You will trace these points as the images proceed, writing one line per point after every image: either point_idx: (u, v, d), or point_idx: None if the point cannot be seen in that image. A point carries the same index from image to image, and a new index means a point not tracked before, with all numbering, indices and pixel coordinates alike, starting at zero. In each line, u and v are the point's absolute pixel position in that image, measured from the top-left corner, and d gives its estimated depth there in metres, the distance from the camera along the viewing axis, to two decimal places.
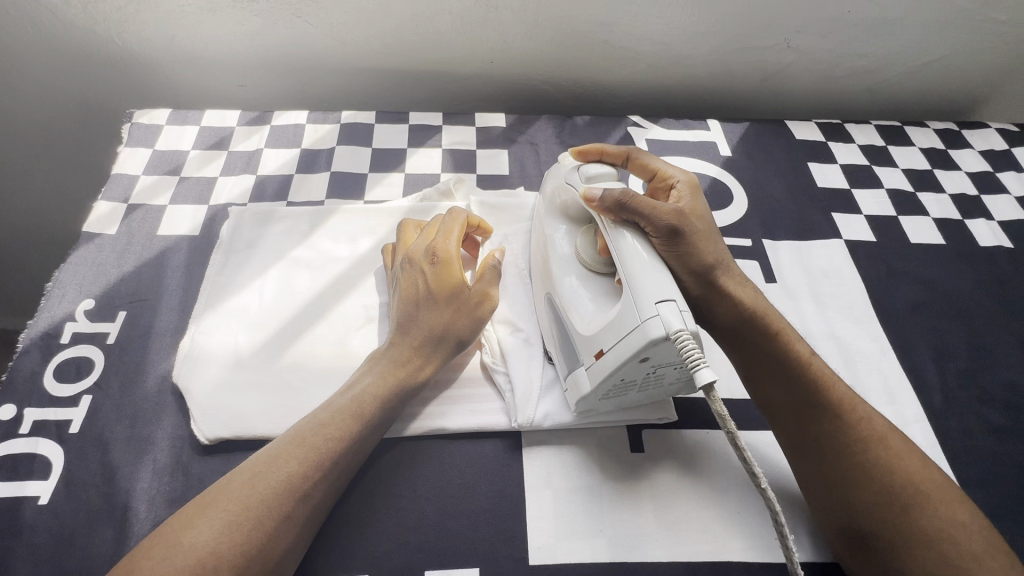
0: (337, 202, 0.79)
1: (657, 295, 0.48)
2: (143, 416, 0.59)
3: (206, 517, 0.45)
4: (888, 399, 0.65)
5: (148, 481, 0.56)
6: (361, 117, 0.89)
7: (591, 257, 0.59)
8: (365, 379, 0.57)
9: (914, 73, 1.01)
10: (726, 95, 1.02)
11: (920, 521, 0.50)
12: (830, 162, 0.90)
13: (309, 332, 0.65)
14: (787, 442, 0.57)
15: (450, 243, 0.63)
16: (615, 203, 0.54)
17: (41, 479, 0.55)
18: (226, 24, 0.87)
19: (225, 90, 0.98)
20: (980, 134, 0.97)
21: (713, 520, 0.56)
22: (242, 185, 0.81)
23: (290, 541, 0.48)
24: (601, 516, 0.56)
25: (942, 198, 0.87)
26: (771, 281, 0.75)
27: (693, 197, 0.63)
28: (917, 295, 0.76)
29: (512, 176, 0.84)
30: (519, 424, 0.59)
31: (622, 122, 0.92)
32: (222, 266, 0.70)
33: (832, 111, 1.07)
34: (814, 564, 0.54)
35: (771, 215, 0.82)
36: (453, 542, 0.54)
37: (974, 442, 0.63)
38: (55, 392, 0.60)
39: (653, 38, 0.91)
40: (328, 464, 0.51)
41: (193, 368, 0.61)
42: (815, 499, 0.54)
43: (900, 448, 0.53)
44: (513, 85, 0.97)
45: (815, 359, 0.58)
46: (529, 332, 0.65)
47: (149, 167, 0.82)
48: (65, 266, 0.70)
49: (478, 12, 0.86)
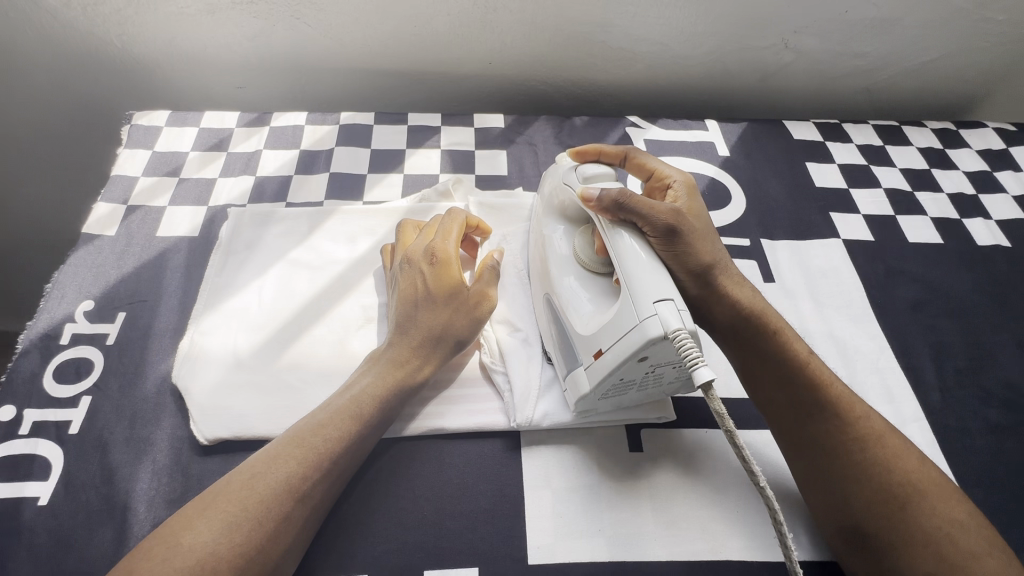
0: (337, 202, 0.79)
1: (656, 294, 0.48)
2: (142, 416, 0.60)
3: (206, 517, 0.45)
4: (886, 398, 0.66)
5: (148, 481, 0.56)
6: (361, 117, 0.89)
7: (589, 257, 0.59)
8: (364, 380, 0.57)
9: (912, 73, 1.01)
10: (724, 95, 1.02)
11: (919, 520, 0.50)
12: (828, 162, 0.90)
13: (308, 332, 0.66)
14: (786, 441, 0.57)
15: (449, 243, 0.63)
16: (612, 203, 0.54)
17: (40, 480, 0.55)
18: (224, 26, 0.87)
19: (224, 91, 0.98)
20: (977, 134, 0.97)
21: (712, 519, 0.56)
22: (241, 186, 0.81)
23: (290, 541, 0.48)
24: (600, 515, 0.56)
25: (941, 198, 0.87)
26: (770, 281, 0.75)
27: (689, 197, 0.63)
28: (915, 294, 0.76)
29: (511, 177, 0.85)
30: (518, 424, 0.59)
31: (620, 122, 0.92)
32: (221, 266, 0.71)
33: (829, 112, 1.07)
34: (812, 562, 0.54)
35: (770, 215, 0.83)
36: (453, 542, 0.54)
37: (972, 441, 0.63)
38: (54, 393, 0.61)
39: (651, 39, 0.91)
40: (327, 464, 0.51)
41: (193, 368, 0.62)
42: (814, 497, 0.54)
43: (898, 446, 0.53)
44: (512, 86, 0.98)
45: (813, 358, 0.58)
46: (527, 332, 0.65)
47: (149, 167, 0.82)
48: (65, 267, 0.70)
49: (476, 13, 0.86)
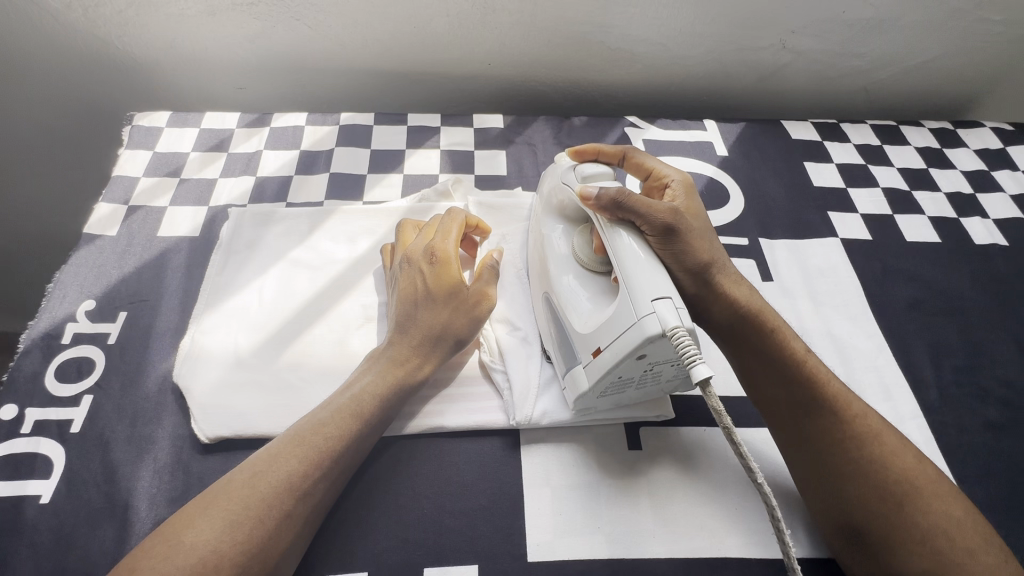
0: (337, 202, 0.80)
1: (654, 292, 0.49)
2: (143, 416, 0.60)
3: (207, 516, 0.46)
4: (884, 396, 0.66)
5: (148, 480, 0.56)
6: (360, 117, 0.89)
7: (588, 256, 0.59)
8: (364, 379, 0.57)
9: (909, 73, 1.01)
10: (723, 95, 1.03)
11: (915, 517, 0.50)
12: (826, 162, 0.91)
13: (308, 332, 0.66)
14: (784, 440, 0.57)
15: (448, 243, 0.63)
16: (611, 203, 0.55)
17: (42, 478, 0.55)
18: (225, 27, 0.87)
19: (225, 93, 0.98)
20: (975, 134, 0.97)
21: (710, 517, 0.56)
22: (242, 186, 0.81)
23: (290, 539, 0.48)
24: (599, 513, 0.56)
25: (938, 198, 0.87)
26: (768, 280, 0.75)
27: (687, 196, 0.64)
28: (913, 293, 0.76)
29: (510, 177, 0.85)
30: (517, 423, 0.59)
31: (619, 122, 0.92)
32: (221, 266, 0.71)
33: (827, 112, 1.08)
34: (811, 560, 0.55)
35: (768, 214, 0.83)
36: (452, 539, 0.54)
37: (970, 438, 0.63)
38: (56, 392, 0.61)
39: (650, 39, 0.92)
40: (328, 463, 0.51)
41: (193, 367, 0.62)
42: (812, 495, 0.55)
43: (895, 443, 0.54)
44: (511, 87, 0.98)
45: (810, 356, 0.58)
46: (527, 331, 0.66)
47: (149, 168, 0.82)
48: (66, 267, 0.71)
49: (475, 14, 0.86)
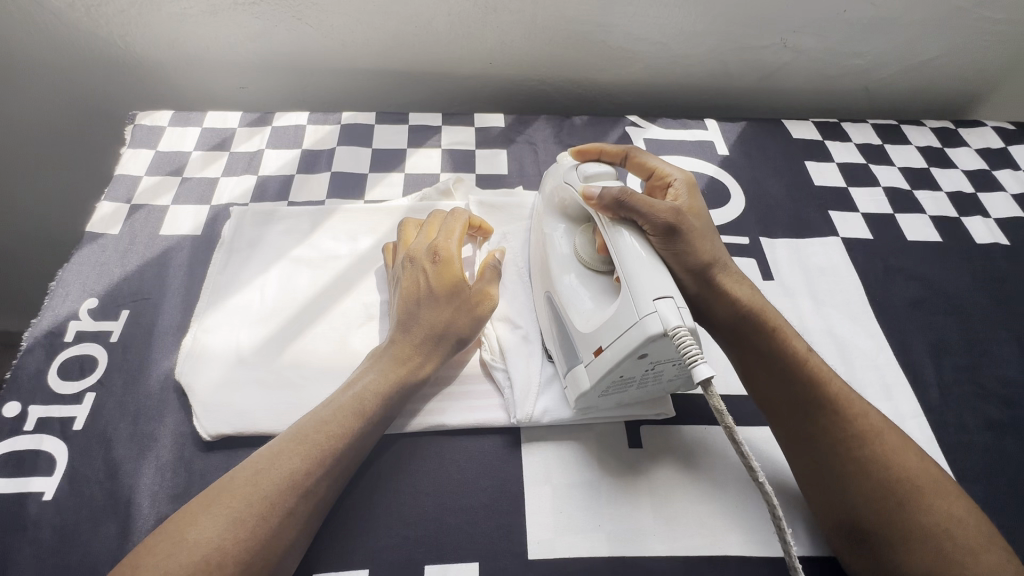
0: (338, 202, 0.80)
1: (655, 292, 0.49)
2: (146, 413, 0.60)
3: (210, 513, 0.46)
4: (885, 395, 0.66)
5: (151, 477, 0.56)
6: (361, 117, 0.90)
7: (589, 255, 0.60)
8: (366, 376, 0.57)
9: (909, 71, 1.01)
10: (724, 95, 1.03)
11: (918, 516, 0.50)
12: (826, 162, 0.91)
13: (308, 331, 0.66)
14: (787, 438, 0.57)
15: (451, 242, 0.63)
16: (613, 202, 0.55)
17: (45, 475, 0.56)
18: (227, 27, 0.87)
19: (227, 91, 0.99)
20: (977, 133, 0.97)
21: (711, 515, 0.57)
22: (243, 185, 0.81)
23: (294, 536, 0.48)
24: (600, 510, 0.56)
25: (940, 197, 0.87)
26: (769, 279, 0.75)
27: (690, 195, 0.63)
28: (914, 292, 0.76)
29: (511, 176, 0.85)
30: (518, 420, 0.59)
31: (619, 122, 0.93)
32: (223, 264, 0.71)
33: (827, 111, 1.08)
34: (810, 558, 0.55)
35: (769, 213, 0.83)
36: (454, 536, 0.54)
37: (971, 437, 0.63)
38: (59, 389, 0.61)
39: (650, 39, 0.92)
40: (331, 460, 0.51)
41: (194, 366, 0.62)
42: (813, 493, 0.55)
43: (897, 443, 0.54)
44: (513, 86, 0.98)
45: (812, 355, 0.58)
46: (528, 329, 0.66)
47: (151, 167, 0.82)
48: (69, 265, 0.71)
49: (476, 13, 0.86)
